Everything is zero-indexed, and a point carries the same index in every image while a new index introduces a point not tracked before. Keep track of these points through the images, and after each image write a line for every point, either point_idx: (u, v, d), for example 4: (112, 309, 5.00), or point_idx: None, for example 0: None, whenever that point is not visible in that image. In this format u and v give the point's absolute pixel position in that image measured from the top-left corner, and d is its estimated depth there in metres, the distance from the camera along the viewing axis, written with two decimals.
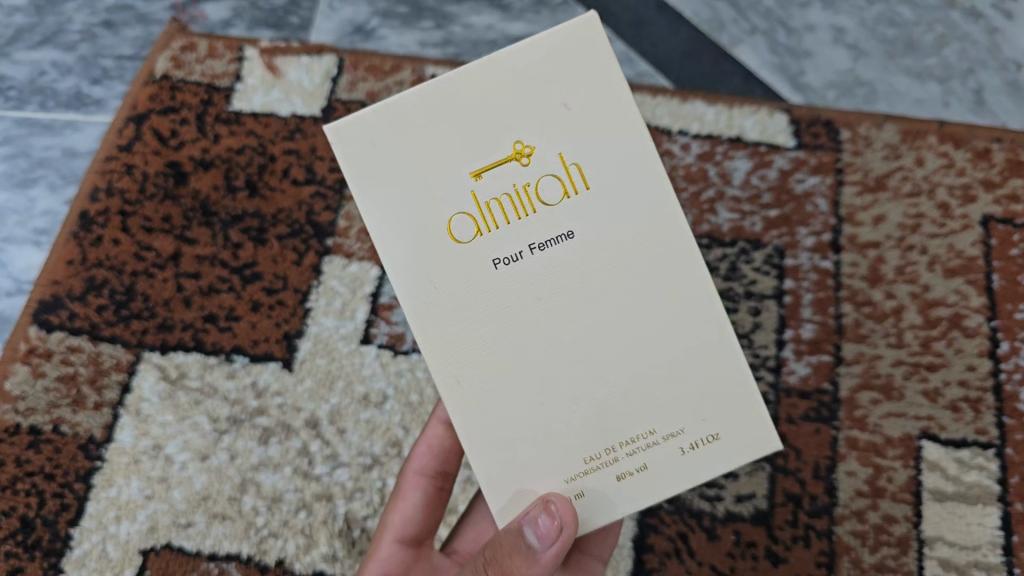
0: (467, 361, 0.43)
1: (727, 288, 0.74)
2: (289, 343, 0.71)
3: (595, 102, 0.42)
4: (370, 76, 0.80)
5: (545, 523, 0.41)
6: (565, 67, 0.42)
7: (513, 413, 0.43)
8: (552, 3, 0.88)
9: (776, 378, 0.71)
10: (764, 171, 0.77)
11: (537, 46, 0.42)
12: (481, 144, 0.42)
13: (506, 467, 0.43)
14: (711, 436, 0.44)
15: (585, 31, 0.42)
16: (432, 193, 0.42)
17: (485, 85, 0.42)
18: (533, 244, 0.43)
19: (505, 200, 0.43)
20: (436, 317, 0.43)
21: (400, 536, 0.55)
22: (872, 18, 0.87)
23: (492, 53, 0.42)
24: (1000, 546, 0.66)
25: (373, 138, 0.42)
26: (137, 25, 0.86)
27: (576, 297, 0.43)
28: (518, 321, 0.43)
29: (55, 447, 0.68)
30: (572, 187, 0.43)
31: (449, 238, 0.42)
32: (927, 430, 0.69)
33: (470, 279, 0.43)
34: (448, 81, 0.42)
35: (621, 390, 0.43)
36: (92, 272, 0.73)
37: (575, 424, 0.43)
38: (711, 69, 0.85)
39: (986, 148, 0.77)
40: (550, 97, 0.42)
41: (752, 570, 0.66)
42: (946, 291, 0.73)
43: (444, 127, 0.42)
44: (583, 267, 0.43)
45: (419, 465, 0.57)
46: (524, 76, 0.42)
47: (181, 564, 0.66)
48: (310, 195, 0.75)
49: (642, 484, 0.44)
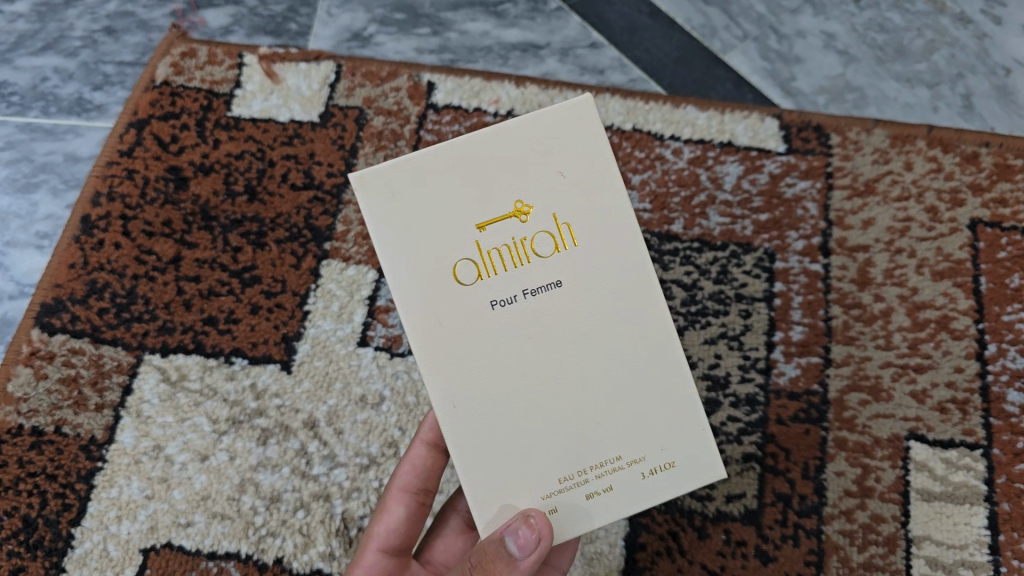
0: (458, 392, 0.44)
1: (717, 291, 0.75)
2: (288, 346, 0.72)
3: (588, 171, 0.44)
4: (368, 82, 0.82)
5: (525, 533, 0.42)
6: (564, 137, 0.44)
7: (499, 440, 0.44)
8: (547, 10, 0.89)
9: (766, 380, 0.72)
10: (755, 175, 0.79)
11: (543, 118, 0.43)
12: (482, 200, 0.43)
13: (487, 486, 0.44)
14: (667, 464, 0.45)
15: (585, 108, 0.44)
16: (437, 238, 0.43)
17: (493, 148, 0.43)
18: (526, 290, 0.44)
19: (505, 250, 0.44)
20: (434, 346, 0.44)
21: (383, 546, 0.56)
22: (862, 24, 0.89)
23: (499, 122, 0.43)
24: (987, 545, 0.67)
25: (388, 182, 0.43)
26: (138, 31, 0.87)
27: (562, 339, 0.44)
28: (506, 359, 0.44)
29: (57, 448, 0.69)
30: (563, 243, 0.44)
31: (453, 281, 0.44)
32: (915, 431, 0.70)
33: (468, 315, 0.44)
34: (458, 141, 0.43)
35: (599, 423, 0.45)
36: (94, 275, 0.75)
37: (553, 450, 0.44)
38: (703, 75, 0.86)
39: (974, 152, 0.78)
40: (547, 165, 0.43)
41: (741, 569, 0.68)
42: (934, 293, 0.74)
43: (449, 180, 0.43)
44: (573, 311, 0.44)
45: (403, 482, 0.58)
46: (528, 142, 0.43)
47: (181, 563, 0.67)
48: (308, 199, 0.77)
49: (606, 503, 0.45)
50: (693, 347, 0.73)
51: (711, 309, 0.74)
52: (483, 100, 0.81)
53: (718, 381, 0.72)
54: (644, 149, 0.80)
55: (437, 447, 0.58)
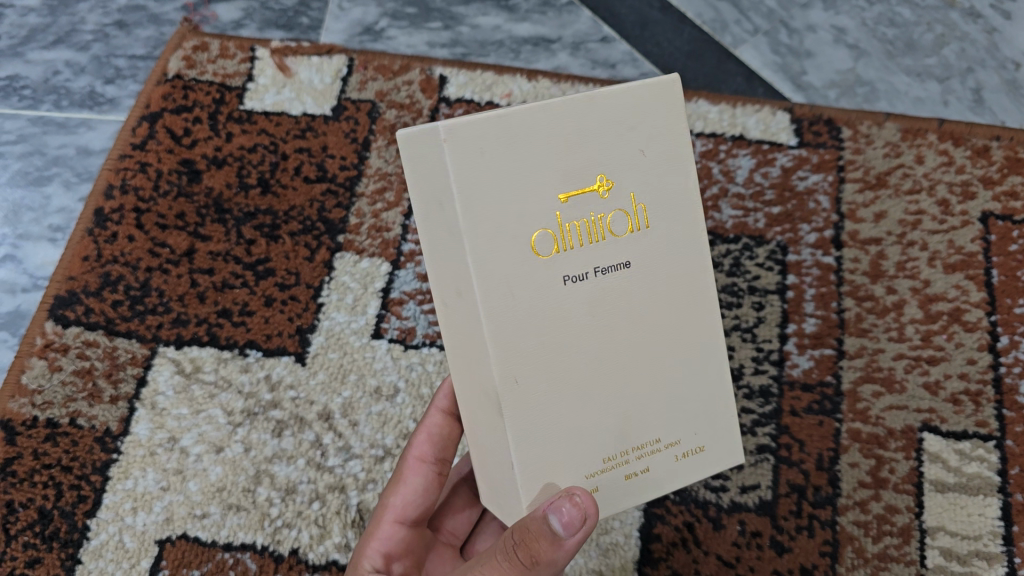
0: (526, 368, 0.42)
1: (730, 283, 0.75)
2: (301, 338, 0.73)
3: (666, 156, 0.43)
4: (379, 76, 0.82)
5: (569, 511, 0.40)
6: (648, 117, 0.43)
7: (558, 419, 0.43)
8: (558, 5, 0.90)
9: (779, 372, 0.72)
10: (767, 169, 0.79)
11: (635, 93, 0.42)
12: (566, 169, 0.41)
13: (538, 464, 0.43)
14: (698, 448, 0.47)
15: (674, 90, 0.43)
16: (517, 204, 0.40)
17: (585, 116, 0.41)
18: (598, 268, 0.43)
19: (582, 225, 0.42)
20: (507, 318, 0.41)
21: (400, 517, 0.56)
22: (872, 19, 0.89)
23: (593, 90, 0.41)
24: (1001, 536, 0.67)
25: (477, 135, 0.39)
26: (150, 26, 0.88)
27: (628, 321, 0.44)
28: (576, 339, 0.43)
29: (73, 440, 0.69)
30: (636, 223, 0.43)
31: (530, 251, 0.41)
32: (928, 423, 0.70)
33: (542, 290, 0.42)
34: (552, 104, 0.40)
35: (649, 405, 0.45)
36: (108, 268, 0.75)
37: (605, 430, 0.44)
38: (714, 69, 0.86)
39: (985, 146, 0.78)
40: (631, 143, 0.42)
41: (757, 560, 0.68)
42: (947, 286, 0.74)
43: (537, 144, 0.40)
44: (639, 293, 0.44)
45: (419, 451, 0.57)
46: (615, 118, 0.42)
47: (197, 554, 0.67)
48: (321, 192, 0.77)
49: (642, 483, 0.46)
50: None
51: (724, 301, 0.74)
52: (495, 94, 0.81)
53: (732, 373, 0.72)
54: None
55: (454, 416, 0.58)
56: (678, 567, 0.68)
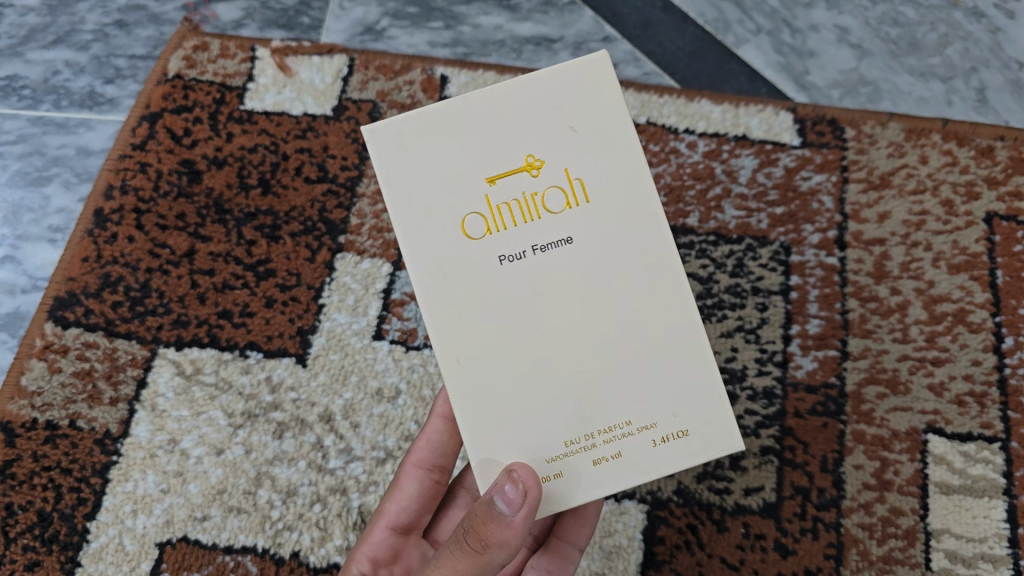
0: (466, 347, 0.44)
1: (733, 284, 0.75)
2: (303, 339, 0.72)
3: (599, 127, 0.44)
4: (381, 75, 0.81)
5: (510, 489, 0.42)
6: (576, 93, 0.44)
7: (505, 396, 0.44)
8: (560, 4, 0.89)
9: (783, 373, 0.72)
10: (770, 169, 0.78)
11: (557, 73, 0.44)
12: (495, 153, 0.44)
13: (492, 444, 0.44)
14: (680, 432, 0.44)
15: (599, 64, 0.44)
16: (448, 193, 0.44)
17: (507, 102, 0.44)
18: (535, 245, 0.44)
19: (515, 205, 0.44)
20: (442, 299, 0.44)
21: (392, 524, 0.56)
22: (876, 18, 0.88)
23: (513, 78, 0.44)
24: (1006, 538, 0.67)
25: (401, 135, 0.44)
26: (150, 25, 0.87)
27: (570, 295, 0.44)
28: (515, 315, 0.44)
29: (72, 442, 0.69)
30: (574, 199, 0.44)
31: (461, 235, 0.44)
32: (933, 424, 0.70)
33: (477, 269, 0.44)
34: (471, 95, 0.44)
35: (609, 384, 0.44)
36: (107, 269, 0.74)
37: (563, 410, 0.44)
38: (717, 69, 0.86)
39: (989, 146, 0.78)
40: (560, 121, 0.44)
41: (761, 562, 0.67)
42: (951, 287, 0.74)
43: (463, 135, 0.44)
44: (582, 267, 0.44)
45: (417, 458, 0.57)
46: (540, 99, 0.44)
47: (197, 557, 0.67)
48: (322, 193, 0.76)
49: (614, 470, 0.44)
50: (710, 339, 0.73)
51: (727, 302, 0.74)
52: None
53: (735, 374, 0.72)
54: (659, 143, 0.79)
55: (455, 421, 0.57)
56: (681, 569, 0.68)
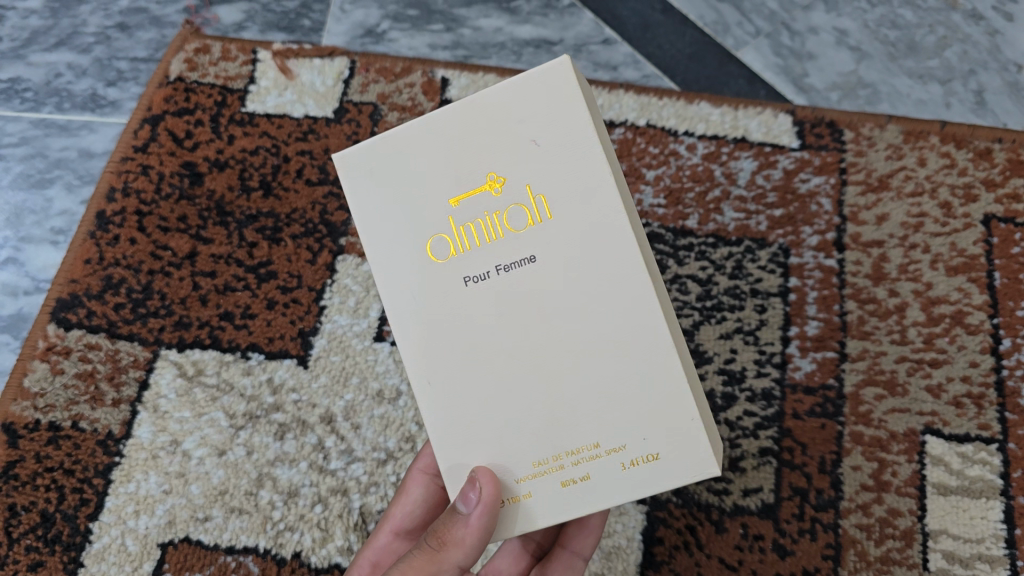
0: (434, 368, 0.46)
1: (732, 286, 0.75)
2: (304, 341, 0.73)
3: (561, 138, 0.44)
4: (381, 78, 0.81)
5: (468, 490, 0.44)
6: (537, 104, 0.44)
7: (472, 415, 0.45)
8: (560, 6, 0.89)
9: (782, 374, 0.72)
10: (769, 171, 0.79)
11: (516, 86, 0.44)
12: (458, 173, 0.45)
13: (462, 462, 0.46)
14: (651, 455, 0.44)
15: (561, 72, 0.44)
16: (413, 215, 0.45)
17: (468, 121, 0.45)
18: (499, 265, 0.45)
19: (478, 224, 0.45)
20: (409, 319, 0.46)
21: (396, 529, 0.58)
22: (874, 20, 0.89)
23: (474, 95, 0.45)
24: (1003, 539, 0.67)
25: (365, 159, 0.45)
26: (152, 28, 0.88)
27: (531, 315, 0.45)
28: (478, 334, 0.45)
29: (74, 443, 0.70)
30: (537, 216, 0.44)
31: (427, 257, 0.45)
32: (931, 425, 0.70)
33: (444, 290, 0.45)
34: (433, 116, 0.45)
35: (575, 404, 0.44)
36: (109, 271, 0.75)
37: (529, 429, 0.45)
38: (716, 71, 0.86)
39: (988, 148, 0.78)
40: (520, 135, 0.44)
41: (760, 563, 0.68)
42: (949, 288, 0.74)
43: (426, 156, 0.45)
44: (545, 287, 0.44)
45: (424, 463, 0.59)
46: (500, 114, 0.44)
47: (198, 557, 0.67)
48: (323, 195, 0.77)
49: (583, 492, 0.44)
50: (708, 342, 0.73)
51: (726, 304, 0.74)
52: None
53: (734, 375, 0.72)
54: (658, 145, 0.80)
55: None
56: (680, 569, 0.68)
